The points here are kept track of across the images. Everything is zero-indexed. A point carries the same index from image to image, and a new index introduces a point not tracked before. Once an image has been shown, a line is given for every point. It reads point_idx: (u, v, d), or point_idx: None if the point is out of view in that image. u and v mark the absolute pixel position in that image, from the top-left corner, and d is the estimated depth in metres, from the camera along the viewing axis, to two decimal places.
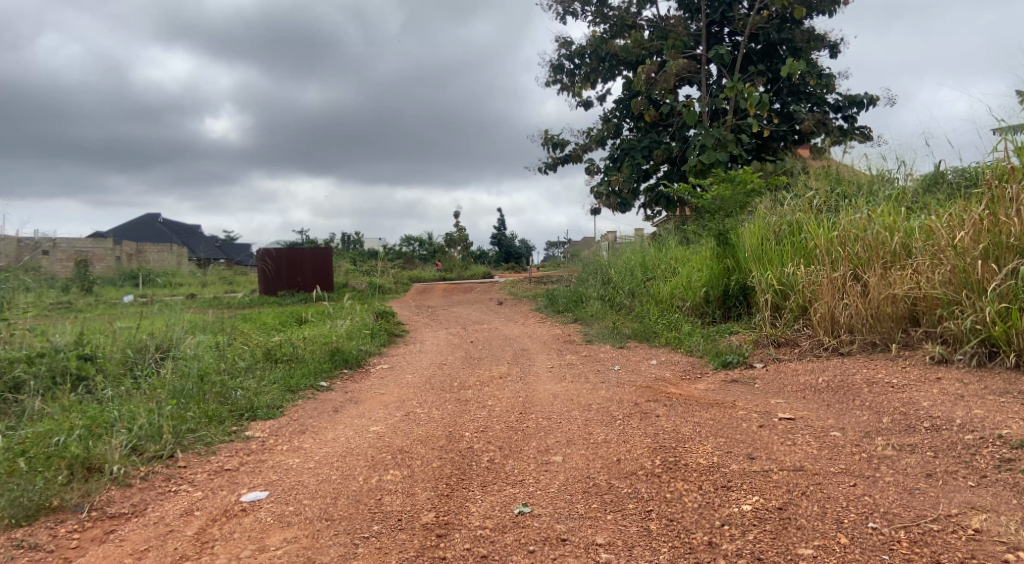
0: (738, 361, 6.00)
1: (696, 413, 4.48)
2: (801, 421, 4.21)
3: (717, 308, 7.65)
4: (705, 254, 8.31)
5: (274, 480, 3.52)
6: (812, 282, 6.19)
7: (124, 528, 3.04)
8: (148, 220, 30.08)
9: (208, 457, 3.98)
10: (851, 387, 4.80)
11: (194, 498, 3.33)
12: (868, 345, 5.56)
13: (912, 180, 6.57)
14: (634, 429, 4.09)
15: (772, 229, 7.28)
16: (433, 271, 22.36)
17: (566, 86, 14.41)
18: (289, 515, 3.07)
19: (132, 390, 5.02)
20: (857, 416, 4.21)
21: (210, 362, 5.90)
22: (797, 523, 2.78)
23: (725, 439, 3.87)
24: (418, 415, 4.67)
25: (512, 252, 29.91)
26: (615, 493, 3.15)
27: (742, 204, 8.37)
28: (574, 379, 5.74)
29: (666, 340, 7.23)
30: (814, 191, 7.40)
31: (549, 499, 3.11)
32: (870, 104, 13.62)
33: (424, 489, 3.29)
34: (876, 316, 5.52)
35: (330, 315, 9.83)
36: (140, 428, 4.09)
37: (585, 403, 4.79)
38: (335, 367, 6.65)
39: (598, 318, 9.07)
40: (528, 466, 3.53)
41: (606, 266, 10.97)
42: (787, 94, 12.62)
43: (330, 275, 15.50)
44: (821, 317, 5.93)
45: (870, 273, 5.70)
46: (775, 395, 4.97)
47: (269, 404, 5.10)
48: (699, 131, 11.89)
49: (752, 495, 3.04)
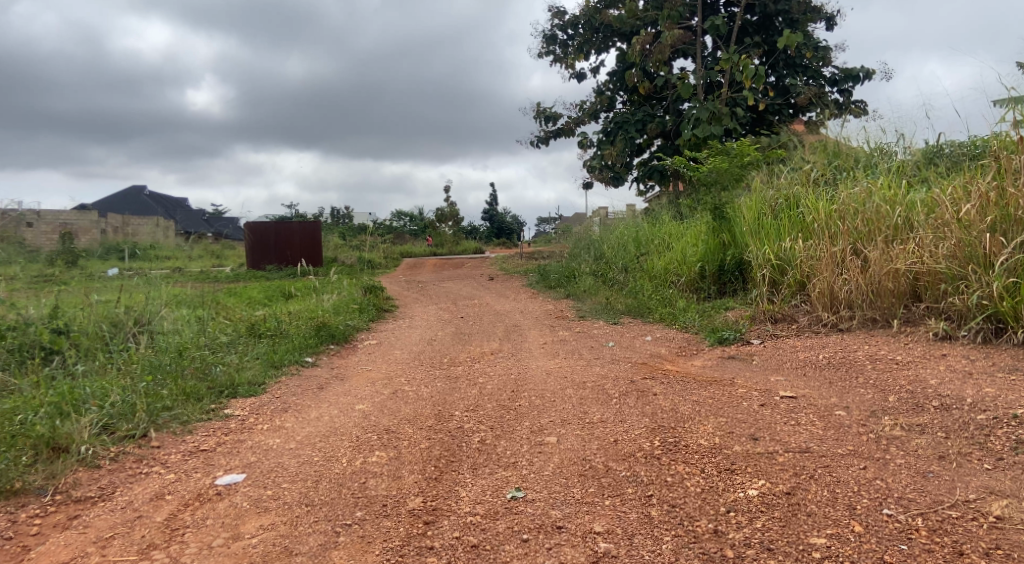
0: (735, 337, 5.83)
1: (695, 391, 4.32)
2: (804, 399, 4.05)
3: (712, 283, 7.47)
4: (699, 229, 8.11)
5: (253, 462, 3.33)
6: (811, 257, 6.00)
7: (89, 513, 2.83)
8: (134, 193, 29.57)
9: (183, 438, 3.78)
10: (854, 364, 4.66)
11: (166, 481, 3.13)
12: (868, 321, 5.40)
13: (913, 152, 6.40)
14: (631, 408, 3.92)
15: (768, 204, 7.10)
16: (424, 246, 22.15)
17: (559, 58, 14.10)
18: (266, 500, 2.88)
19: (106, 366, 4.83)
20: (862, 394, 4.06)
21: (190, 338, 5.71)
22: (808, 510, 2.62)
23: (726, 418, 3.70)
24: (406, 393, 4.50)
25: (503, 227, 29.84)
26: (613, 476, 2.98)
27: (738, 177, 8.18)
28: (567, 355, 5.57)
29: (661, 316, 7.06)
30: (811, 163, 7.21)
31: (543, 483, 2.94)
32: (866, 78, 13.42)
33: (412, 472, 3.11)
34: (877, 291, 5.34)
35: (318, 290, 9.62)
36: (113, 406, 3.91)
37: (579, 381, 4.62)
38: (321, 343, 6.44)
39: (591, 293, 8.88)
40: (521, 447, 3.36)
41: (599, 241, 10.78)
42: (783, 66, 12.38)
43: (318, 250, 15.21)
44: (819, 293, 5.75)
45: (872, 247, 5.51)
46: (774, 372, 4.82)
47: (250, 380, 4.90)
48: (694, 104, 11.62)
49: (759, 479, 2.87)
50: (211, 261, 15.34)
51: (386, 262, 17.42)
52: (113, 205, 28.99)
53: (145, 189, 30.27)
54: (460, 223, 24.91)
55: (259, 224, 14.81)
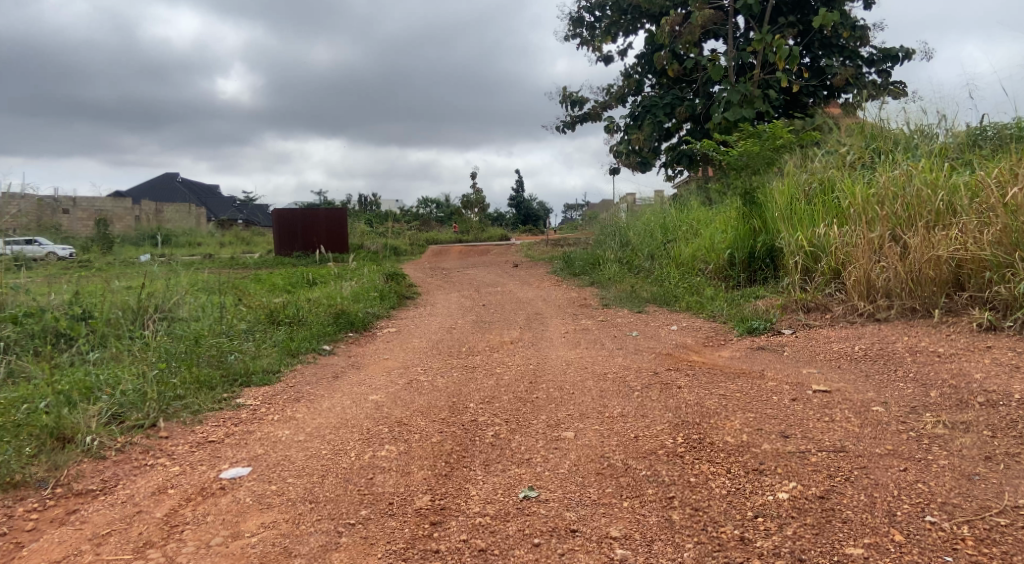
0: (765, 327, 5.60)
1: (721, 384, 4.12)
2: (838, 394, 3.84)
3: (742, 270, 7.20)
4: (728, 215, 7.86)
5: (260, 455, 3.22)
6: (847, 243, 5.72)
7: (87, 508, 2.74)
8: (166, 180, 29.92)
9: (193, 428, 3.68)
10: (892, 357, 4.42)
11: (170, 474, 3.02)
12: (907, 311, 5.12)
13: (957, 133, 6.07)
14: (653, 402, 3.74)
15: (801, 189, 6.83)
16: (451, 233, 22.05)
17: (586, 41, 13.80)
18: (270, 496, 2.76)
19: (121, 353, 4.76)
20: (901, 389, 3.84)
21: (208, 325, 5.64)
22: (843, 517, 2.44)
23: (755, 414, 3.51)
24: (422, 383, 4.37)
25: (530, 214, 29.68)
26: (632, 475, 2.82)
27: (769, 161, 7.89)
28: (589, 345, 5.40)
29: (687, 304, 6.85)
30: (847, 146, 6.83)
31: (558, 482, 2.79)
32: (905, 58, 12.95)
33: (422, 467, 2.97)
34: (917, 279, 5.06)
35: (341, 277, 9.55)
36: (124, 395, 3.82)
37: (600, 372, 4.45)
38: (340, 331, 6.35)
39: (616, 281, 8.68)
40: (537, 443, 3.20)
41: (625, 228, 10.54)
42: (818, 47, 11.99)
43: (344, 239, 15.05)
44: (855, 281, 5.47)
45: (912, 233, 5.23)
46: (806, 364, 4.60)
47: (265, 368, 4.81)
48: (724, 86, 11.28)
49: (789, 481, 2.69)
50: (238, 248, 15.40)
51: (411, 249, 17.36)
52: (145, 192, 29.34)
53: (175, 177, 30.59)
54: (486, 209, 24.78)
55: (286, 210, 14.80)
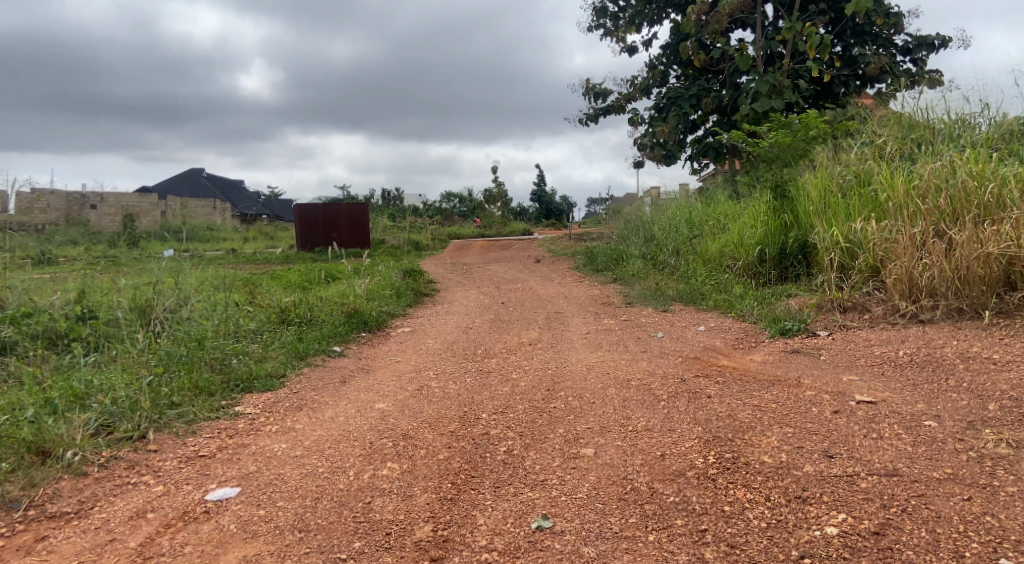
0: (799, 328, 5.24)
1: (755, 393, 3.80)
2: (884, 406, 3.50)
3: (773, 267, 6.83)
4: (757, 209, 7.47)
5: (251, 473, 2.96)
6: (886, 239, 5.30)
7: (57, 535, 2.52)
8: (191, 175, 30.02)
9: (185, 440, 3.43)
10: (942, 363, 4.07)
11: (152, 495, 2.78)
12: (953, 312, 4.75)
13: (1005, 121, 5.64)
14: (682, 414, 3.43)
15: (834, 182, 6.44)
16: (473, 228, 21.79)
17: (610, 32, 13.42)
18: (256, 522, 2.51)
19: (118, 356, 4.55)
20: (955, 401, 3.49)
21: (213, 326, 5.41)
22: (903, 559, 2.19)
23: (794, 429, 3.17)
24: (433, 390, 4.10)
25: (553, 210, 29.40)
26: (658, 501, 2.54)
27: (802, 153, 7.49)
28: (611, 348, 5.09)
29: (715, 303, 6.50)
30: (882, 137, 6.32)
31: (575, 509, 2.52)
32: (941, 46, 12.41)
33: (425, 490, 2.69)
34: (964, 278, 4.68)
35: (357, 273, 9.34)
36: (115, 403, 3.60)
37: (623, 378, 4.15)
38: (351, 330, 6.11)
39: (640, 278, 8.34)
40: (553, 461, 2.91)
41: (649, 222, 10.18)
42: (850, 35, 11.49)
43: (365, 233, 14.73)
44: (895, 279, 5.03)
45: (958, 229, 4.83)
46: (846, 371, 4.24)
47: (270, 372, 4.56)
48: (752, 77, 10.84)
49: (838, 512, 2.40)
50: (260, 246, 15.31)
51: (432, 244, 17.13)
52: (170, 187, 29.48)
53: (202, 172, 30.75)
54: (509, 205, 24.54)
55: (308, 206, 14.64)
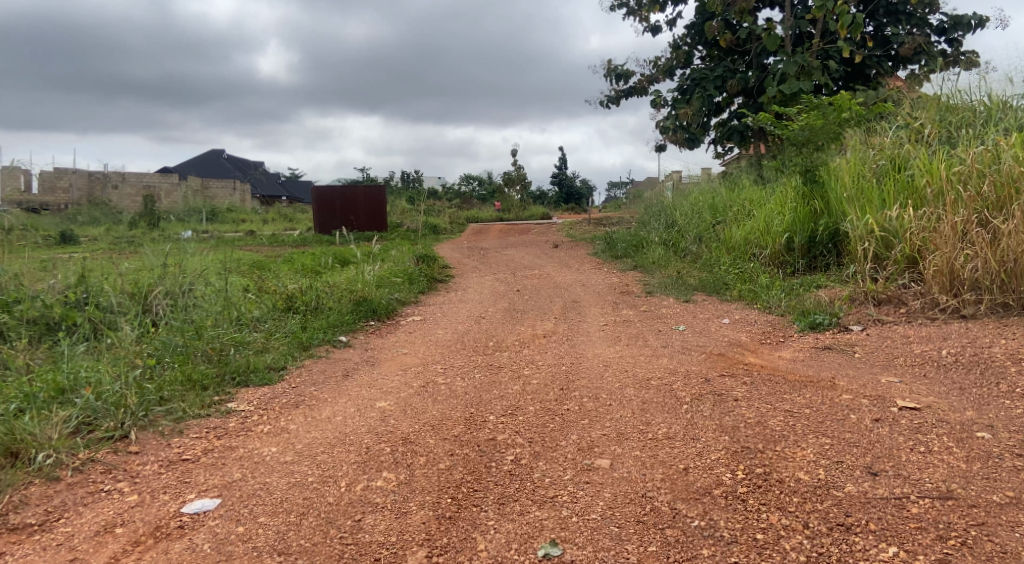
0: (830, 322, 4.90)
1: (785, 396, 3.49)
2: (930, 413, 3.17)
3: (801, 256, 6.49)
4: (785, 194, 7.08)
5: (235, 482, 2.71)
6: (925, 226, 4.91)
7: (15, 552, 2.32)
8: (211, 156, 29.91)
9: (169, 441, 3.20)
10: (990, 365, 3.72)
11: (125, 506, 2.56)
12: (998, 307, 4.41)
13: None
14: (706, 420, 3.13)
15: (868, 166, 6.04)
16: (492, 211, 21.42)
17: (633, 11, 12.98)
18: (232, 542, 2.29)
19: (106, 345, 4.32)
20: (1008, 409, 3.17)
21: (211, 314, 5.18)
22: None
23: (832, 440, 2.86)
24: (439, 387, 3.83)
25: (573, 193, 28.88)
26: (681, 526, 2.27)
27: (834, 135, 6.91)
28: (630, 342, 4.80)
29: (740, 294, 6.17)
30: (920, 120, 5.91)
31: (587, 534, 2.26)
32: (979, 25, 11.83)
33: (422, 506, 2.44)
34: (1012, 271, 4.33)
35: (370, 258, 9.09)
36: (98, 397, 3.36)
37: (642, 377, 3.85)
38: (358, 319, 5.88)
39: (661, 265, 8.00)
40: (564, 475, 2.63)
41: (670, 208, 9.80)
42: (883, 14, 10.95)
43: (381, 215, 14.51)
44: (936, 271, 4.64)
45: (1004, 217, 4.46)
46: (884, 372, 3.91)
47: (269, 364, 4.32)
48: (780, 57, 10.38)
49: (888, 545, 2.14)
50: (278, 229, 15.17)
51: (450, 227, 16.83)
52: (191, 167, 29.42)
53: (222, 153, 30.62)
54: (527, 187, 24.10)
55: (325, 188, 14.41)
